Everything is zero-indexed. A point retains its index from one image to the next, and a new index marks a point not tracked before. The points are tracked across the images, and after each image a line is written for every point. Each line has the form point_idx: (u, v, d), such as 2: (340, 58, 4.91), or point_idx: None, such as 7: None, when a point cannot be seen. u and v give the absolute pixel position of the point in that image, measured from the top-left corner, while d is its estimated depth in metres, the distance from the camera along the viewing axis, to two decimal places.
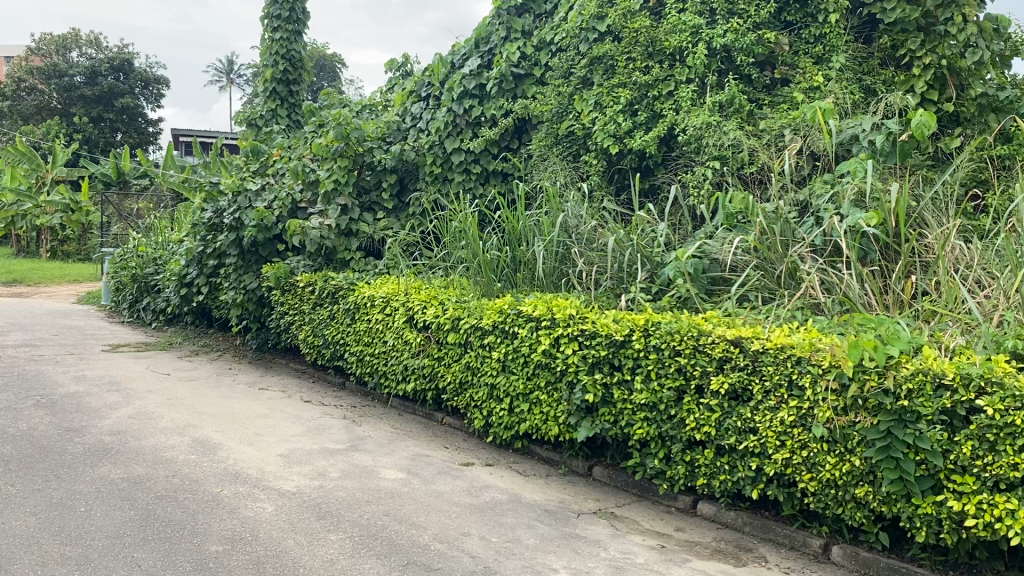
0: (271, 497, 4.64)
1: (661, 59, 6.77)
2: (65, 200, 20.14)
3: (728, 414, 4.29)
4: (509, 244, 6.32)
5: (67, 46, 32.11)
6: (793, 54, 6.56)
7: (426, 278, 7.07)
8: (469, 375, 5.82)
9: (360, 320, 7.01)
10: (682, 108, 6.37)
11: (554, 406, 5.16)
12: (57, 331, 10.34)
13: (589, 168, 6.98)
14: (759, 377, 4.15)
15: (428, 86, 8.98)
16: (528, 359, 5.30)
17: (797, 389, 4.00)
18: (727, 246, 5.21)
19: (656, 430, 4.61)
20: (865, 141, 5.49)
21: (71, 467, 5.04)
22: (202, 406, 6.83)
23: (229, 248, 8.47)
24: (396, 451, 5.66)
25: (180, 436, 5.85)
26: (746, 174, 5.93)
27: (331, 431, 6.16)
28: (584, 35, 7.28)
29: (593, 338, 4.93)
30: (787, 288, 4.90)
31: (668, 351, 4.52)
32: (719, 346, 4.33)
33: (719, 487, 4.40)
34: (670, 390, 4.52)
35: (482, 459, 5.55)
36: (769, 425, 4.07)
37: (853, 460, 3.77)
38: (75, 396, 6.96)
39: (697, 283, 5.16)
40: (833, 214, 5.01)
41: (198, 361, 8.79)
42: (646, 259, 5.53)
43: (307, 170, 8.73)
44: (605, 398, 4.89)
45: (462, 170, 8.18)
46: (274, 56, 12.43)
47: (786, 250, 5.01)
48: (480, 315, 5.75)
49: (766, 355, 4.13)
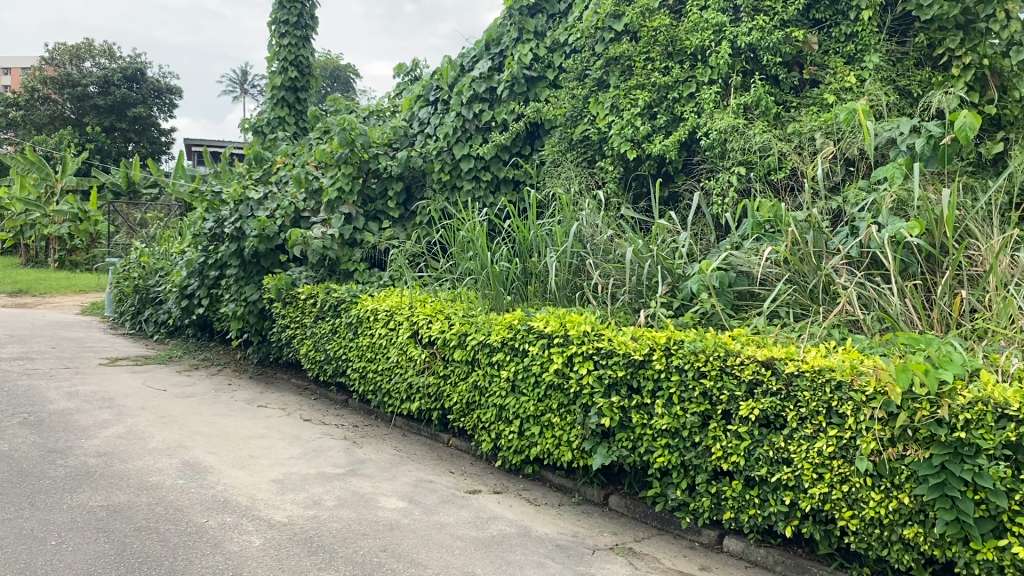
0: (260, 529, 4.28)
1: (682, 59, 6.39)
2: (75, 209, 19.98)
3: (758, 442, 3.90)
4: (520, 256, 5.98)
5: (81, 56, 32.37)
6: (822, 53, 6.16)
7: (432, 290, 6.69)
8: (477, 396, 5.45)
9: (363, 334, 6.66)
10: (704, 110, 6.00)
11: (568, 430, 4.78)
12: (54, 344, 10.02)
13: (606, 175, 6.61)
14: (794, 403, 3.76)
15: (437, 91, 8.60)
16: (539, 378, 4.92)
17: (836, 417, 3.61)
18: (756, 257, 4.80)
19: (678, 459, 4.23)
20: (904, 145, 5.03)
21: (48, 493, 4.69)
22: (196, 425, 6.49)
23: (230, 259, 8.18)
24: (398, 476, 5.28)
25: (169, 459, 5.51)
26: (775, 180, 5.54)
27: (330, 453, 5.79)
28: (600, 34, 6.95)
29: (610, 357, 4.54)
30: (821, 303, 4.49)
31: (692, 372, 4.14)
32: (749, 367, 3.94)
33: (748, 523, 4.00)
34: (694, 416, 4.13)
35: (490, 485, 5.16)
36: (804, 456, 3.68)
37: (901, 497, 3.37)
38: (64, 413, 6.64)
39: (722, 298, 4.71)
40: (871, 223, 4.58)
41: (197, 376, 8.47)
42: (667, 272, 5.11)
43: (311, 177, 8.38)
44: (622, 422, 4.51)
45: (472, 177, 7.82)
46: (281, 62, 12.17)
47: (820, 263, 4.60)
48: (489, 331, 5.38)
49: (802, 378, 3.73)
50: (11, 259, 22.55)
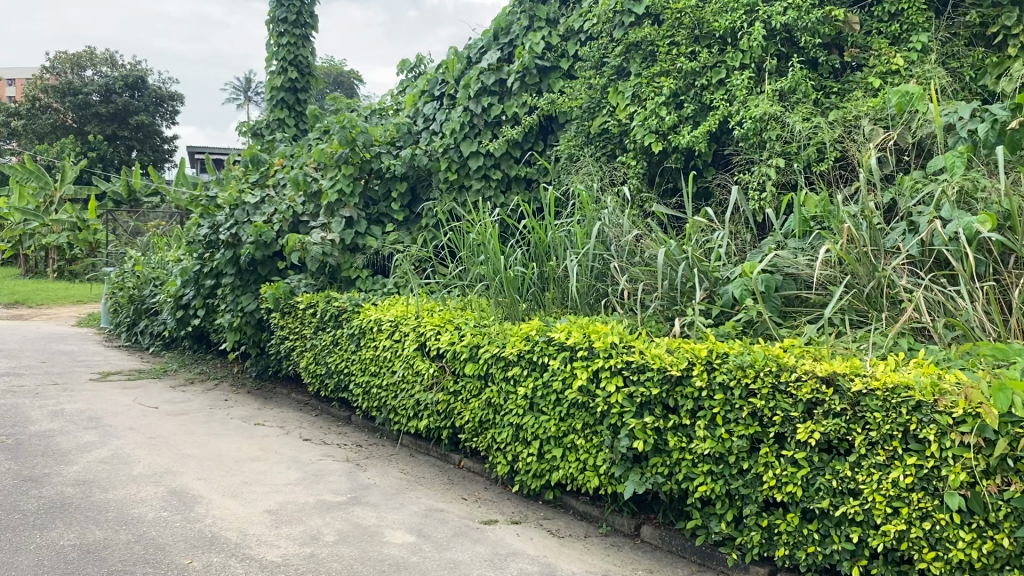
0: (250, 571, 3.78)
1: (709, 44, 5.91)
2: (73, 218, 19.51)
3: (819, 471, 3.39)
4: (537, 259, 5.48)
5: (82, 64, 32.10)
6: (863, 34, 5.67)
7: (440, 298, 6.19)
8: (490, 414, 4.94)
9: (367, 347, 6.16)
10: (737, 98, 5.52)
11: (594, 454, 4.27)
12: (44, 358, 9.54)
13: (628, 169, 6.11)
14: (862, 426, 3.25)
15: (442, 84, 8.11)
16: (561, 396, 4.42)
17: (914, 442, 3.10)
18: (804, 258, 4.28)
19: (723, 487, 3.73)
20: (965, 131, 4.51)
21: (15, 531, 4.20)
22: (186, 447, 5.99)
23: (226, 267, 7.70)
24: (405, 505, 4.77)
25: (154, 487, 5.02)
26: (819, 171, 5.05)
27: (331, 478, 5.30)
28: (618, 19, 6.46)
29: (641, 373, 4.03)
30: (882, 310, 3.95)
31: (739, 391, 3.63)
32: (807, 385, 3.42)
33: (805, 562, 3.46)
34: (741, 439, 3.63)
35: (506, 514, 4.65)
36: (876, 487, 3.17)
37: (998, 539, 2.90)
38: (45, 435, 6.15)
39: (768, 304, 4.18)
40: (933, 218, 4.06)
41: (192, 391, 7.99)
42: (704, 276, 4.54)
43: (309, 179, 7.89)
44: (656, 445, 4.00)
45: (481, 176, 7.32)
46: (281, 62, 11.71)
47: (877, 263, 4.07)
48: (503, 342, 4.87)
49: (871, 398, 3.22)
50: (11, 270, 22.11)
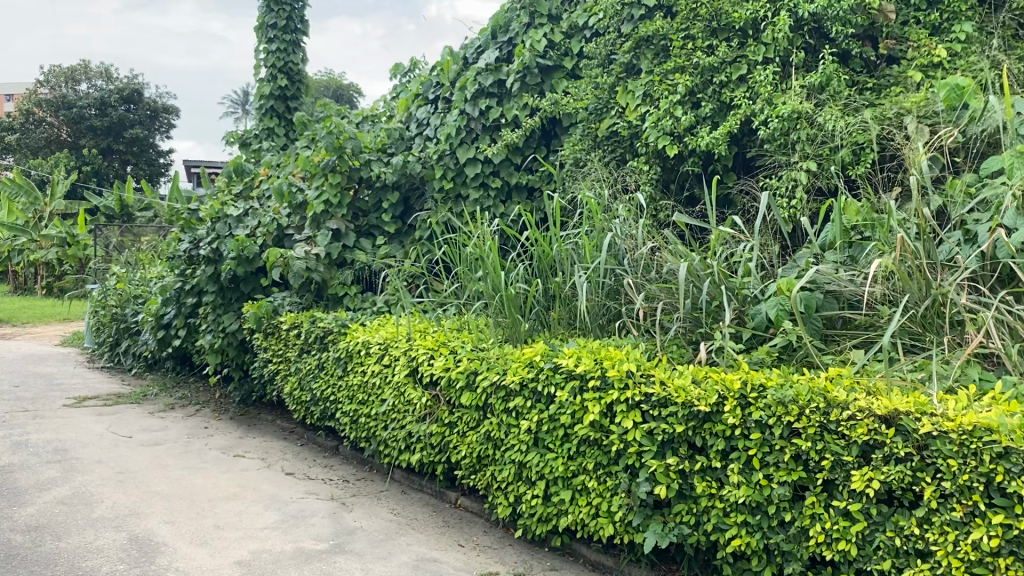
0: None
1: (728, 37, 5.44)
2: (62, 234, 18.99)
3: (878, 526, 2.86)
4: (541, 274, 4.98)
5: (77, 78, 31.67)
6: (900, 25, 5.21)
7: (435, 317, 5.68)
8: (489, 449, 4.40)
9: (354, 372, 5.62)
10: (761, 95, 5.06)
11: (607, 498, 3.73)
12: (18, 381, 8.98)
13: (640, 176, 5.58)
14: (932, 475, 2.72)
15: (436, 87, 7.62)
16: (569, 432, 3.88)
17: (1000, 496, 2.57)
18: (847, 273, 3.77)
19: (760, 542, 3.19)
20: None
21: None
22: (157, 483, 5.44)
23: (206, 284, 7.15)
24: (394, 554, 4.22)
25: (115, 533, 4.47)
26: (855, 176, 4.58)
27: (313, 521, 4.75)
28: (627, 12, 6.00)
29: (663, 407, 3.51)
30: (942, 333, 3.43)
31: (780, 429, 3.11)
32: (862, 425, 2.89)
33: None
34: (782, 487, 3.10)
35: (508, 565, 4.10)
36: (953, 549, 2.65)
37: None
38: (3, 471, 5.60)
39: (808, 326, 3.67)
40: (996, 227, 3.52)
41: (171, 418, 7.44)
42: (731, 294, 4.01)
43: (295, 190, 7.38)
44: (680, 490, 3.48)
45: (478, 185, 6.81)
46: (270, 69, 11.23)
47: (933, 280, 3.53)
48: (504, 369, 4.34)
49: (944, 443, 2.69)
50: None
